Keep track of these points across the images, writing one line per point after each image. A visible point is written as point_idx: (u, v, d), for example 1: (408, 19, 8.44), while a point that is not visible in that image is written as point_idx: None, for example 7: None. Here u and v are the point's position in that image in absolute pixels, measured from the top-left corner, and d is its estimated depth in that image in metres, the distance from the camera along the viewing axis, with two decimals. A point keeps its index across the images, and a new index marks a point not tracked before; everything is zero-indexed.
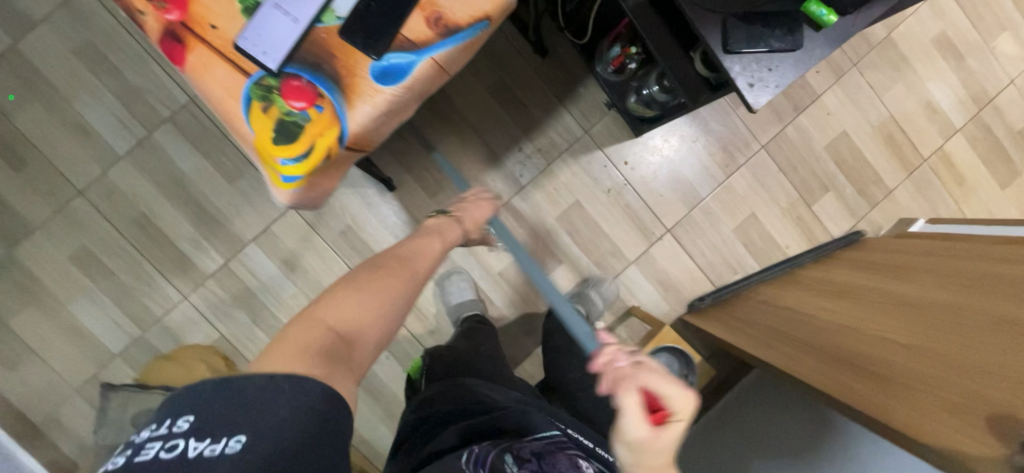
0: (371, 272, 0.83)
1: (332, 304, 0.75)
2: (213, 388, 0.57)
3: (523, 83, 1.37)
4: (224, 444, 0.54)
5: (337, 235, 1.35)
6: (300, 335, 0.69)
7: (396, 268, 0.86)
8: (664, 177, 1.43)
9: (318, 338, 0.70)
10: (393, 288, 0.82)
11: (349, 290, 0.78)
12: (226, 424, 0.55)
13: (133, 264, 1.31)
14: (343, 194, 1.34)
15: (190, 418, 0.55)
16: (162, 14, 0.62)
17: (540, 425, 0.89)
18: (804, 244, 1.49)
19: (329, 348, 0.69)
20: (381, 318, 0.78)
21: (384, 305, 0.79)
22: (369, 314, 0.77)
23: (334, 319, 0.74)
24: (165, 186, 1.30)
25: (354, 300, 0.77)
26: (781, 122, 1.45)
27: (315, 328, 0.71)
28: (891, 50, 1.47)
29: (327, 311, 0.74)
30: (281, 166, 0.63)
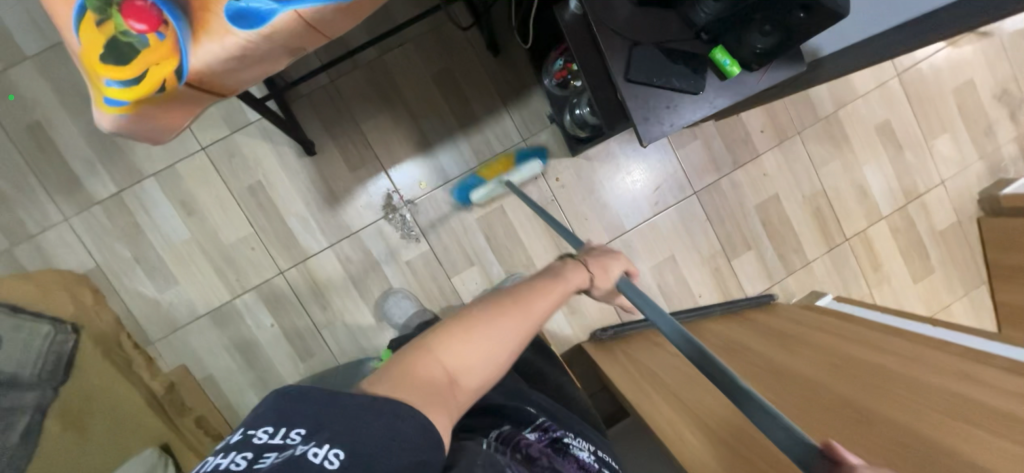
0: (503, 298, 0.61)
1: (460, 339, 0.54)
2: (324, 396, 0.48)
3: (469, 78, 1.35)
4: (323, 455, 0.43)
5: (245, 189, 1.30)
6: (415, 367, 0.51)
7: (528, 298, 0.62)
8: (592, 202, 1.43)
9: (430, 385, 0.50)
10: (512, 327, 0.57)
11: (477, 323, 0.56)
12: (336, 433, 0.45)
13: (15, 172, 1.23)
14: (260, 148, 1.30)
15: (304, 427, 0.45)
16: None
17: (526, 416, 0.78)
18: (717, 296, 1.50)
19: (441, 391, 0.51)
20: (499, 359, 0.56)
21: (504, 346, 0.56)
22: (483, 358, 0.55)
23: (457, 359, 0.53)
24: (68, 99, 1.23)
25: (475, 329, 0.56)
26: (717, 173, 1.47)
27: (434, 361, 0.52)
28: (835, 127, 1.50)
29: (437, 342, 0.54)
30: (104, 87, 0.58)
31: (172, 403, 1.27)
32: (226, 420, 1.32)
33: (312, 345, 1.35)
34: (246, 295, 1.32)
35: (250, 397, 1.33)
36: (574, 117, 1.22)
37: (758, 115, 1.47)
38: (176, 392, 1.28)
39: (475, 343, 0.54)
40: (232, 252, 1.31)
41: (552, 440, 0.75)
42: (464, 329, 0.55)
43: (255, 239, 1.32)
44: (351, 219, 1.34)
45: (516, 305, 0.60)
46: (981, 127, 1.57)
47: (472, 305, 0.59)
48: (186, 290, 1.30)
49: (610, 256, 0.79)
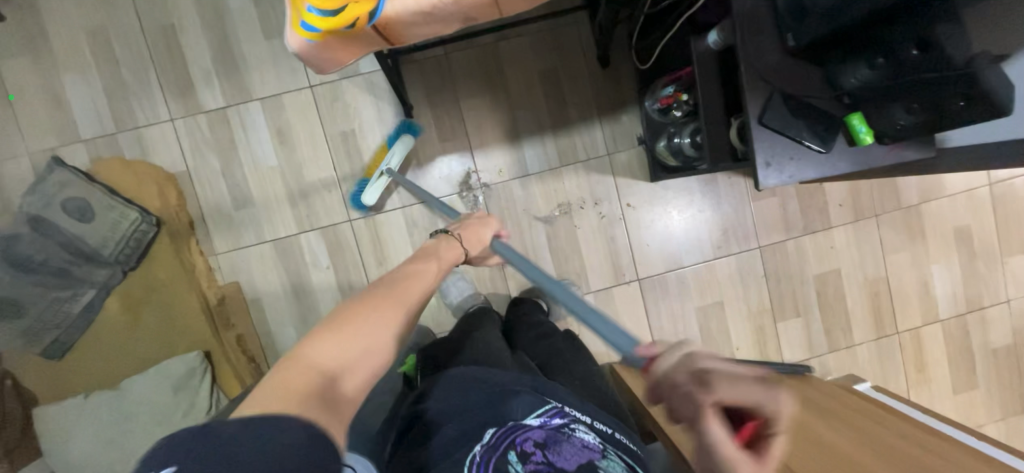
0: (372, 291, 0.66)
1: (326, 339, 0.56)
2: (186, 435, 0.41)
3: (573, 82, 1.38)
4: None
5: (338, 134, 1.35)
6: (280, 382, 0.50)
7: (395, 286, 0.69)
8: (657, 230, 1.44)
9: (313, 389, 0.51)
10: (384, 313, 0.63)
11: (351, 317, 0.60)
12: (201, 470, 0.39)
13: (139, 65, 1.30)
14: (362, 99, 1.35)
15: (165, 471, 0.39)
16: None
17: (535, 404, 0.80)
18: (754, 353, 1.49)
19: (322, 393, 0.51)
20: (375, 346, 0.59)
21: (377, 332, 0.60)
22: (363, 349, 0.58)
23: (330, 356, 0.55)
24: (205, 10, 1.30)
25: (348, 327, 0.59)
26: (786, 233, 1.46)
27: (302, 368, 0.52)
28: (914, 218, 1.49)
29: (303, 350, 0.55)
30: (305, 12, 0.62)
31: (220, 315, 1.32)
32: (261, 345, 1.36)
33: (358, 296, 1.39)
34: (311, 232, 1.37)
35: (288, 329, 1.37)
36: (668, 145, 1.25)
37: (841, 187, 1.46)
38: (225, 305, 1.33)
39: (348, 335, 0.58)
40: (310, 188, 1.36)
41: (557, 428, 0.76)
42: (336, 328, 0.58)
43: (334, 182, 1.36)
44: (428, 187, 1.38)
45: (387, 295, 0.66)
46: None
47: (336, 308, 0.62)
48: (259, 213, 1.35)
49: (481, 234, 0.91)
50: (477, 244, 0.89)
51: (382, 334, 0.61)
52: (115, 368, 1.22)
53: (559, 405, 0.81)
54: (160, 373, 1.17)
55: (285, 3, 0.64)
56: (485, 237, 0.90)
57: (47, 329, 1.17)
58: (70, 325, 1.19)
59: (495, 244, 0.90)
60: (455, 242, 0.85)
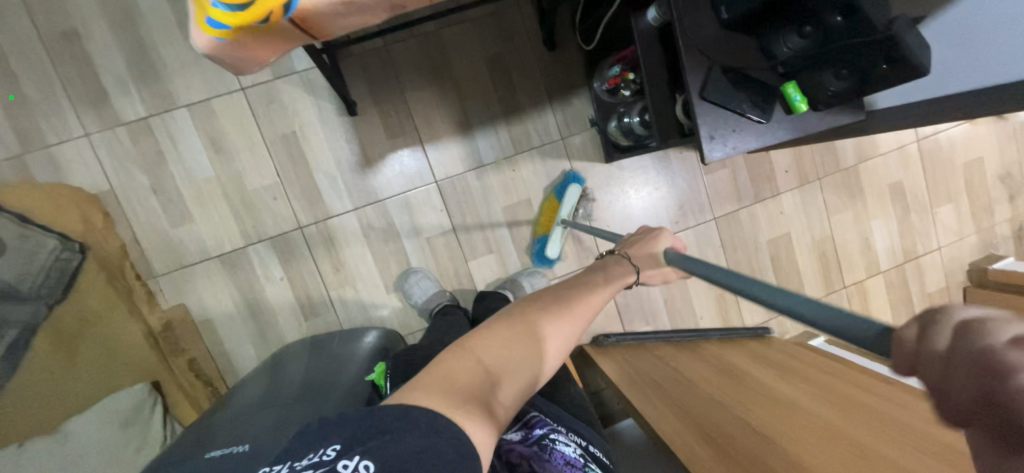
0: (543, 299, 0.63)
1: (492, 336, 0.55)
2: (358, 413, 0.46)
3: (521, 67, 1.35)
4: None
5: (278, 137, 1.27)
6: (448, 366, 0.51)
7: (565, 298, 0.63)
8: (616, 211, 1.45)
9: (471, 387, 0.49)
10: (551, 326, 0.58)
11: (519, 321, 0.58)
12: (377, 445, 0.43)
13: (42, 77, 1.17)
14: (300, 98, 1.27)
15: (340, 446, 0.43)
16: None
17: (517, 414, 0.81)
18: (717, 321, 1.55)
19: (481, 397, 0.49)
20: (540, 358, 0.56)
21: (541, 343, 0.56)
22: (529, 358, 0.55)
23: (495, 357, 0.53)
24: (112, 11, 1.18)
25: (517, 333, 0.56)
26: (738, 203, 1.51)
27: (468, 362, 0.52)
28: (852, 179, 1.57)
29: (473, 345, 0.54)
30: (209, 7, 0.57)
31: (166, 341, 1.24)
32: (217, 367, 1.29)
33: (318, 305, 1.34)
34: (259, 244, 1.29)
35: (246, 347, 1.30)
36: (619, 125, 1.25)
37: (785, 154, 1.52)
38: (172, 331, 1.25)
39: (514, 339, 0.55)
40: (253, 197, 1.28)
41: (537, 440, 0.76)
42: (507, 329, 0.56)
43: (279, 189, 1.29)
44: (379, 186, 1.33)
45: (556, 305, 0.61)
46: (982, 204, 1.67)
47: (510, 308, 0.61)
48: (199, 229, 1.27)
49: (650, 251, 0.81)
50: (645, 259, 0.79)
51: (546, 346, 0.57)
52: (48, 411, 1.08)
53: (540, 416, 0.82)
54: (106, 408, 1.09)
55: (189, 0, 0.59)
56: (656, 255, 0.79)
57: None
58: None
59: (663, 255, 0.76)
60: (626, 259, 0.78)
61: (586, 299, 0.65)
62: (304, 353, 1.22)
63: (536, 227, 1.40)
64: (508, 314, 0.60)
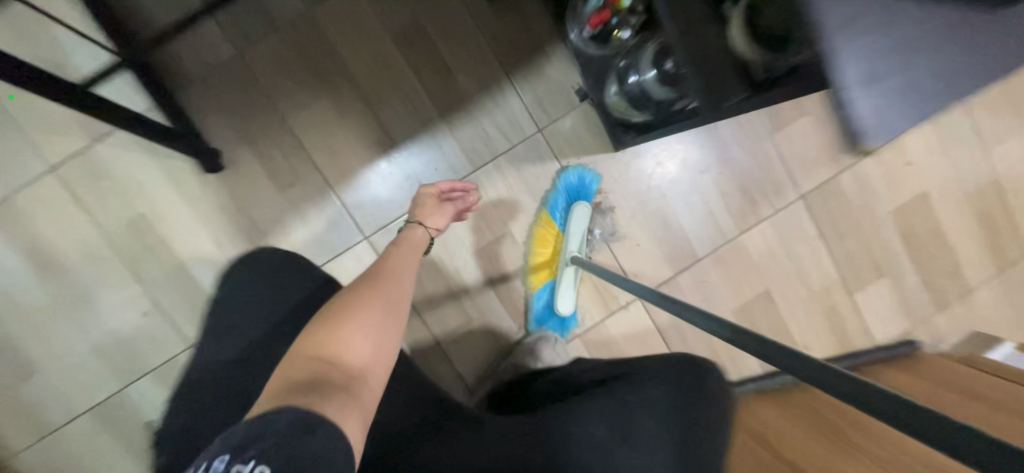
0: (361, 283, 0.59)
1: (311, 330, 0.53)
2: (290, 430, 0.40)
3: (451, 35, 0.87)
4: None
5: (122, 226, 0.87)
6: (282, 377, 0.48)
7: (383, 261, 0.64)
8: (646, 219, 0.95)
9: (314, 381, 0.46)
10: (373, 297, 0.56)
11: (329, 313, 0.54)
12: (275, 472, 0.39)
13: None
14: (139, 164, 0.86)
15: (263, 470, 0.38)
16: None
17: None
18: (832, 348, 1.01)
19: (331, 381, 0.47)
20: (381, 331, 0.54)
21: (377, 310, 0.55)
22: (368, 321, 0.53)
23: (335, 346, 0.51)
24: None
25: (348, 318, 0.53)
26: (834, 164, 0.96)
27: (303, 363, 0.49)
28: (1015, 85, 0.97)
29: (315, 335, 0.52)
30: None
31: None
32: None
33: None
34: (140, 381, 0.90)
35: None
36: (622, 91, 0.76)
37: None
38: None
39: (341, 322, 0.53)
40: (113, 318, 0.89)
41: None
42: (324, 325, 0.52)
43: (145, 299, 0.89)
44: None
45: (373, 279, 0.60)
46: None
47: (334, 296, 0.58)
48: (54, 376, 0.89)
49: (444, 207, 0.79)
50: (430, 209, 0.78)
51: (381, 318, 0.55)
52: None
53: None
54: None
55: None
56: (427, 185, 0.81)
57: None
58: None
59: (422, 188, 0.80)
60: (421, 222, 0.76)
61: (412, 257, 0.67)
62: None
63: (530, 276, 0.93)
64: (330, 305, 0.56)
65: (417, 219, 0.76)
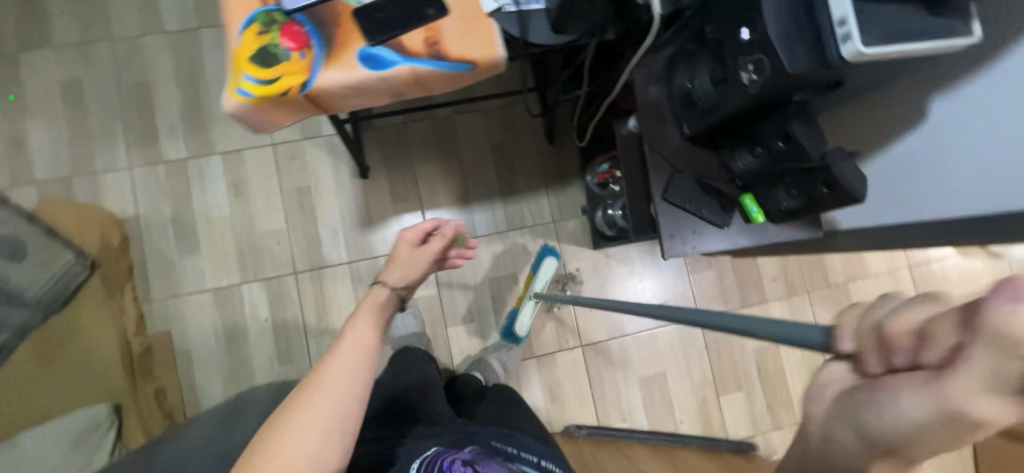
0: (299, 395, 0.68)
1: (249, 457, 0.63)
2: None
3: (522, 154, 1.50)
4: None
5: (293, 189, 1.41)
6: None
7: (322, 372, 0.70)
8: (600, 298, 1.48)
9: None
10: (309, 424, 0.65)
11: (271, 431, 0.65)
12: None
13: (108, 115, 1.36)
14: (320, 158, 1.42)
15: None
16: None
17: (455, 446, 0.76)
18: (699, 429, 1.46)
19: None
20: (314, 453, 0.64)
21: (310, 438, 0.64)
22: (302, 446, 0.63)
23: None
24: (181, 73, 1.40)
25: (278, 450, 0.63)
26: (723, 304, 1.51)
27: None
28: (842, 296, 1.56)
29: (253, 461, 0.63)
30: (243, 80, 0.70)
31: (141, 365, 1.25)
32: (182, 399, 1.28)
33: (294, 349, 1.35)
34: (253, 283, 1.36)
35: (214, 382, 1.30)
36: (604, 215, 1.34)
37: (773, 264, 1.55)
38: (150, 356, 1.27)
39: (274, 450, 0.63)
40: (258, 238, 1.38)
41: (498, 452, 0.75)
42: (259, 456, 0.63)
43: (284, 234, 1.39)
44: (376, 244, 1.42)
45: (309, 396, 0.67)
46: None
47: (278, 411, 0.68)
48: (202, 261, 1.35)
49: (417, 254, 0.93)
50: (400, 274, 0.91)
51: (316, 439, 0.64)
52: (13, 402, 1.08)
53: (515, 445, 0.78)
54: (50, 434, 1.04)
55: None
56: (409, 237, 0.93)
57: None
58: None
59: (402, 240, 0.93)
60: (387, 283, 0.89)
61: (354, 361, 0.72)
62: (269, 396, 1.21)
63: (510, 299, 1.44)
64: (271, 427, 0.65)
65: (383, 282, 0.89)
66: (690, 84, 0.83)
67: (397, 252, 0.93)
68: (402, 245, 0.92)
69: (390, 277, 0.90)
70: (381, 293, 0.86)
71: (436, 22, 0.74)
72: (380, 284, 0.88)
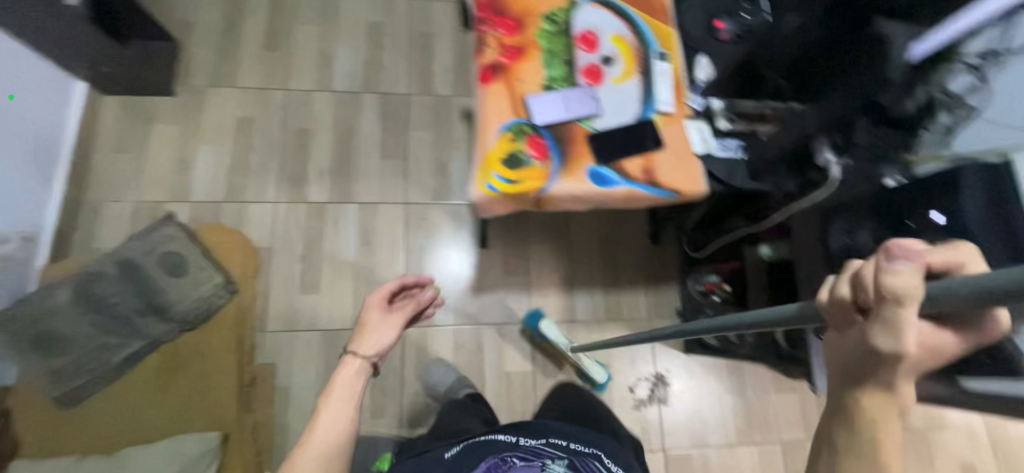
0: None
1: None
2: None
3: (627, 250, 1.59)
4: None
5: (415, 246, 1.50)
6: None
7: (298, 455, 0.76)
8: (687, 404, 1.49)
9: None
10: None
11: None
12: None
13: (268, 153, 1.51)
14: (445, 223, 1.53)
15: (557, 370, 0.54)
16: (501, 47, 0.87)
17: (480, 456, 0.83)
18: None
19: None
20: None
21: None
22: None
23: None
24: (339, 127, 1.56)
25: None
26: (806, 432, 1.50)
27: None
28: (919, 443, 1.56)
29: None
30: (492, 179, 0.81)
31: (245, 395, 1.24)
32: (273, 437, 1.24)
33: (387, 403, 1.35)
34: None
35: None
36: None
37: None
38: (253, 387, 1.25)
39: None
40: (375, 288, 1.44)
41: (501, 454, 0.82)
42: None
43: None
44: (482, 312, 1.48)
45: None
46: None
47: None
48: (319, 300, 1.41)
49: (388, 315, 0.94)
50: (369, 340, 0.89)
51: None
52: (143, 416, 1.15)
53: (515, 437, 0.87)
54: (174, 451, 1.07)
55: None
56: (380, 294, 0.95)
57: (82, 373, 1.13)
58: (99, 376, 1.14)
59: (371, 300, 0.94)
60: (354, 352, 0.87)
61: (332, 436, 0.78)
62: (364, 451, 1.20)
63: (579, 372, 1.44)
64: None
65: (349, 352, 0.87)
66: (849, 240, 0.93)
67: (365, 318, 0.92)
68: (370, 308, 0.93)
69: (358, 346, 0.88)
70: (351, 364, 0.86)
71: (653, 155, 0.86)
72: (347, 355, 0.86)
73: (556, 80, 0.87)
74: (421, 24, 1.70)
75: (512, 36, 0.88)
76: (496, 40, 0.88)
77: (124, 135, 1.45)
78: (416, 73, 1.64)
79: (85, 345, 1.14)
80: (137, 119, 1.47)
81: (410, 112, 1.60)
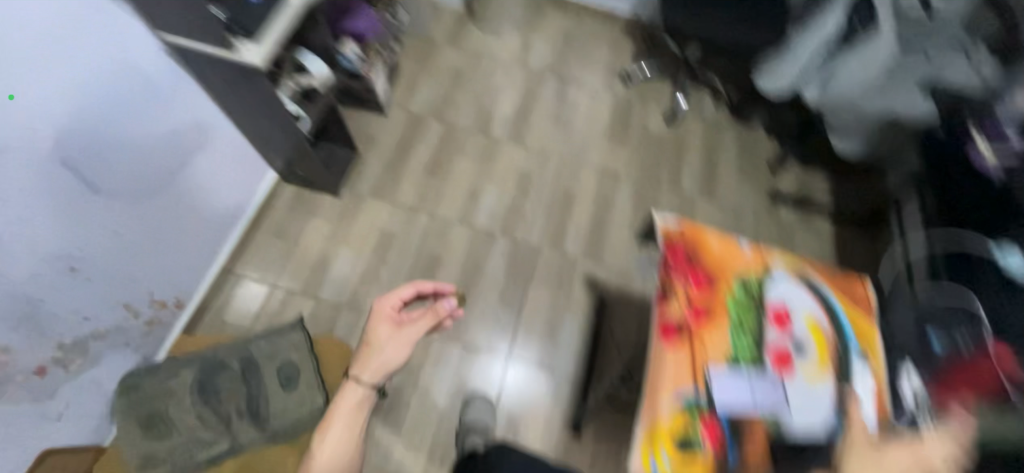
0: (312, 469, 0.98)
1: None
2: None
3: None
4: None
5: (506, 407, 1.43)
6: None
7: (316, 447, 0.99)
8: None
9: None
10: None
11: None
12: None
13: (398, 270, 1.58)
14: (542, 390, 1.46)
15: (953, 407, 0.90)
16: (688, 305, 0.84)
17: None
18: None
19: None
20: None
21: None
22: None
23: None
24: (467, 262, 1.62)
25: None
26: None
27: None
28: None
29: None
30: (660, 458, 0.73)
31: None
32: None
33: None
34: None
35: None
36: None
37: None
38: None
39: None
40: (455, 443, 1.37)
41: None
42: None
43: None
44: None
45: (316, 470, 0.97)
46: None
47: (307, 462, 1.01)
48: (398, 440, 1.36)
49: (392, 321, 1.06)
50: (376, 363, 1.04)
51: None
52: None
53: None
54: None
55: (654, 213, 0.94)
56: (392, 305, 1.07)
57: (162, 462, 1.10)
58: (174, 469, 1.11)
59: (379, 307, 1.07)
60: (357, 381, 1.03)
61: (338, 436, 1.00)
62: None
63: None
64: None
65: (352, 378, 1.03)
66: None
67: (375, 328, 1.06)
68: (378, 319, 1.05)
69: (363, 372, 1.03)
70: (357, 390, 1.03)
71: None
72: (352, 382, 1.03)
73: (741, 357, 0.82)
74: (568, 182, 1.79)
75: (701, 291, 0.86)
76: (685, 296, 0.85)
77: (286, 222, 1.60)
78: (551, 227, 1.70)
79: (183, 432, 1.14)
80: (301, 209, 1.63)
81: (536, 265, 1.63)
